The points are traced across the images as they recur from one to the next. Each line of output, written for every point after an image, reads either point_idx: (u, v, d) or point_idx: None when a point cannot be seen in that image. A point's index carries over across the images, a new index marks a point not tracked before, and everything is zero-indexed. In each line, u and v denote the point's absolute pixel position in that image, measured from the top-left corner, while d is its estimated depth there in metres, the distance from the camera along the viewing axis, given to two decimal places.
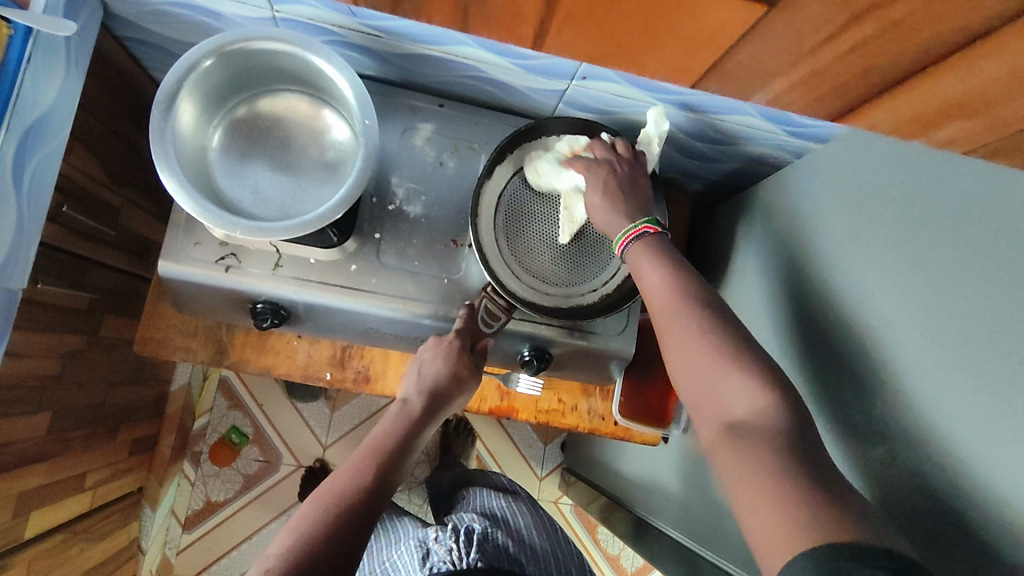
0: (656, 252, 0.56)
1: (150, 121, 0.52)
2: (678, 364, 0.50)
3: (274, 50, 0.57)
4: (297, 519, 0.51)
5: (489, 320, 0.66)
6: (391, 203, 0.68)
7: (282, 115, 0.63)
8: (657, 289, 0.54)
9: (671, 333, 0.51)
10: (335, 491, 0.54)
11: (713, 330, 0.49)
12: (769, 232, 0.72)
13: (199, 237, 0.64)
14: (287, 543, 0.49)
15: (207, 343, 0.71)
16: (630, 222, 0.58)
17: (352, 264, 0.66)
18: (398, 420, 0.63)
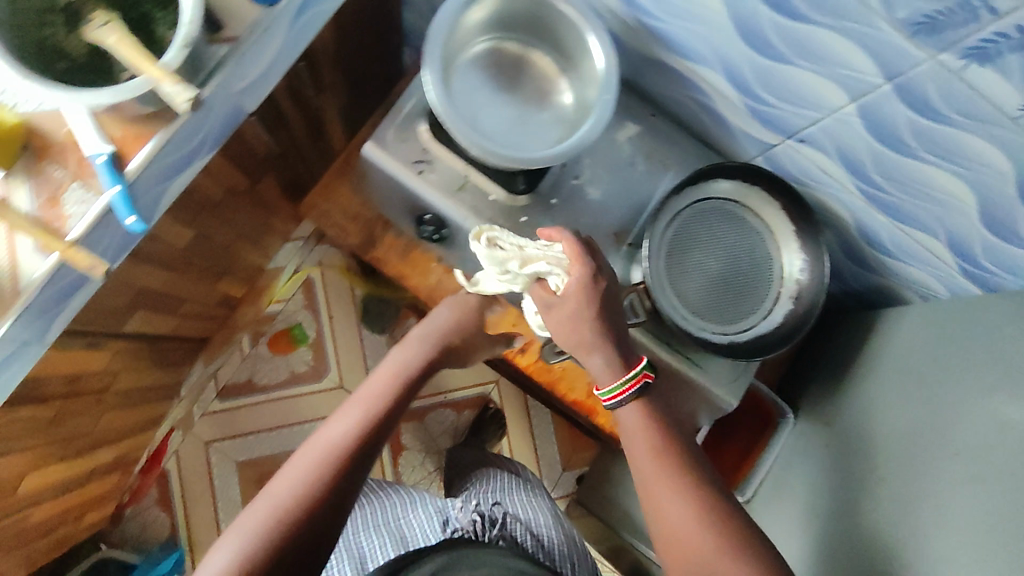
0: (647, 413, 0.57)
1: (430, 24, 0.59)
2: (658, 509, 0.52)
3: (556, 9, 0.62)
4: (297, 464, 0.55)
5: (633, 311, 0.66)
6: (576, 178, 0.71)
7: (525, 68, 0.67)
8: (639, 440, 0.56)
9: (651, 486, 0.53)
10: (334, 439, 0.57)
11: (697, 494, 0.52)
12: (914, 355, 0.71)
13: (408, 136, 0.68)
14: (290, 489, 0.52)
15: (361, 231, 0.76)
16: (621, 379, 0.58)
17: (522, 216, 0.70)
18: (385, 374, 0.67)
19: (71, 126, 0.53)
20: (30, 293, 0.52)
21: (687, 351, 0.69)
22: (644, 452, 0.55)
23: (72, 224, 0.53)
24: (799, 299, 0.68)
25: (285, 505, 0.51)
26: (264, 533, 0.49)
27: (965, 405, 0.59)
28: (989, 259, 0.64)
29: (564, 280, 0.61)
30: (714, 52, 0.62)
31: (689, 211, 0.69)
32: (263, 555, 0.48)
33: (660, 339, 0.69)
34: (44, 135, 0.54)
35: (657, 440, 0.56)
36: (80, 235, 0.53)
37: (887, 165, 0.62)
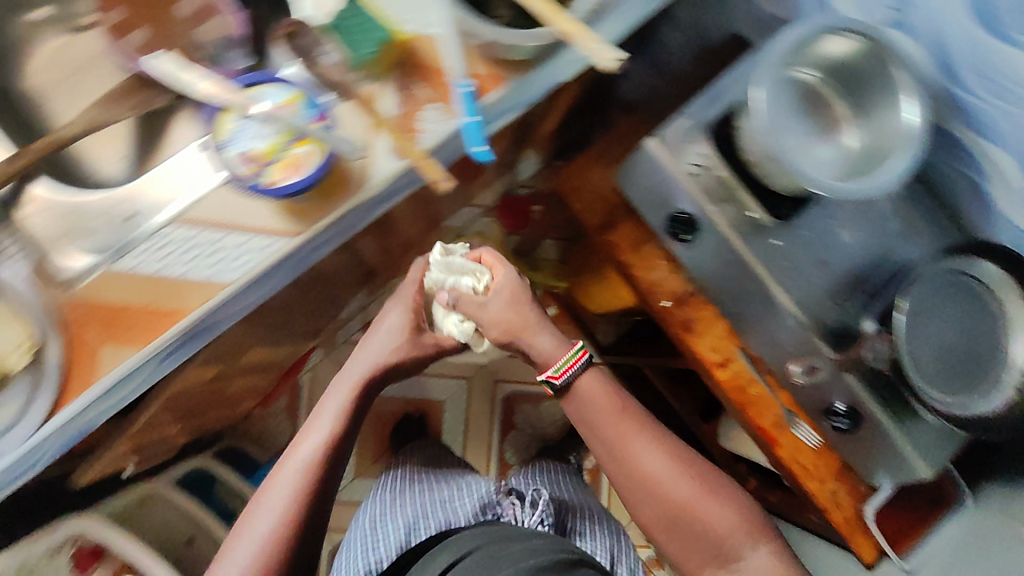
0: (603, 378, 0.77)
1: (774, 40, 0.62)
2: (637, 459, 0.73)
3: (884, 66, 0.64)
4: (275, 494, 0.70)
5: (875, 357, 0.71)
6: (834, 219, 0.72)
7: (823, 114, 0.69)
8: (608, 410, 0.75)
9: (623, 450, 0.73)
10: (303, 461, 0.72)
11: (662, 445, 0.74)
12: None
13: (693, 140, 0.71)
14: (269, 525, 0.68)
15: (603, 214, 0.78)
16: (568, 356, 0.75)
17: (774, 238, 0.71)
18: (343, 392, 0.77)
19: (446, 55, 0.59)
20: (377, 186, 0.58)
21: (900, 410, 0.72)
22: (617, 430, 0.74)
23: (424, 138, 0.59)
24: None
25: (266, 543, 0.67)
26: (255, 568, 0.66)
27: None
28: None
29: (488, 280, 0.80)
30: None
31: (957, 274, 0.68)
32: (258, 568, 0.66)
33: (876, 392, 0.72)
34: (421, 58, 0.60)
35: (628, 411, 0.75)
36: (429, 148, 0.59)
37: None
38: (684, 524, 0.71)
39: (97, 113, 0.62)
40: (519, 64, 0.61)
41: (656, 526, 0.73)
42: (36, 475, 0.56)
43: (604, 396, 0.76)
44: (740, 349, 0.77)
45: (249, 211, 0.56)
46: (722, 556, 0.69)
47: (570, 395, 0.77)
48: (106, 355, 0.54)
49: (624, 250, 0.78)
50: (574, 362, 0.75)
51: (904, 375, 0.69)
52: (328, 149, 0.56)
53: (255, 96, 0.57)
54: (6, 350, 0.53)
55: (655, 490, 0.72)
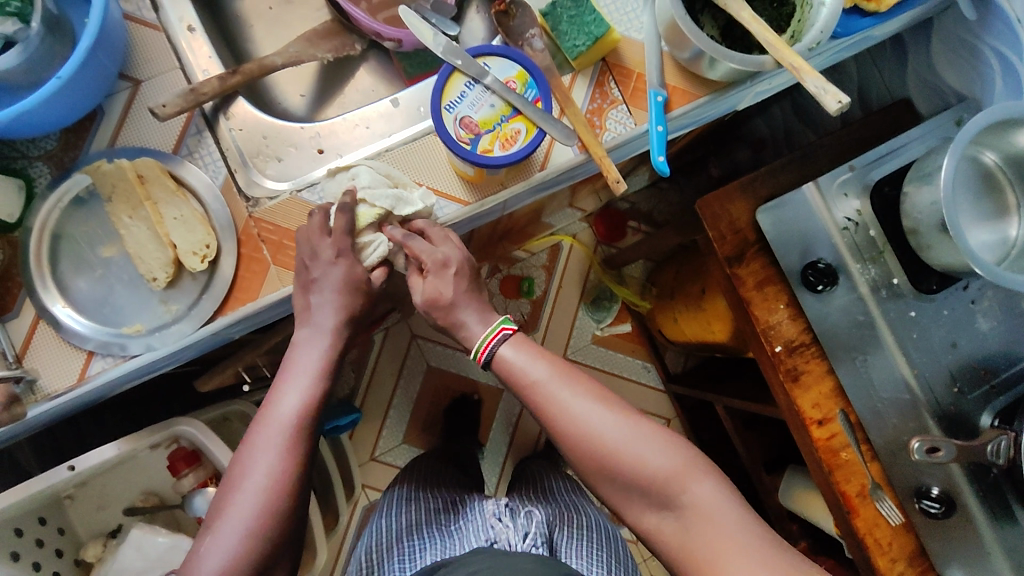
0: (524, 344, 0.58)
1: (977, 116, 0.62)
2: (588, 422, 0.56)
3: None
4: (263, 450, 0.52)
5: (995, 452, 0.67)
6: (973, 301, 0.72)
7: (992, 197, 0.69)
8: (554, 379, 0.57)
9: (580, 420, 0.56)
10: (287, 417, 0.53)
11: (611, 400, 0.57)
12: None
13: (849, 193, 0.73)
14: (265, 481, 0.51)
15: (736, 244, 0.74)
16: (482, 337, 0.57)
17: (911, 310, 0.72)
18: (317, 340, 0.55)
19: (646, 62, 0.62)
20: (555, 170, 0.59)
21: (1000, 510, 0.72)
22: (542, 383, 0.56)
23: (606, 137, 0.61)
24: None
25: (261, 506, 0.51)
26: (249, 540, 0.50)
27: None
28: None
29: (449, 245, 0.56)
30: None
31: None
32: None
33: (977, 486, 0.72)
34: (621, 59, 0.62)
35: (545, 364, 0.57)
36: (610, 147, 0.61)
37: None
38: (620, 475, 0.55)
39: (301, 48, 0.65)
40: (715, 84, 0.62)
41: (594, 481, 0.57)
42: (176, 367, 0.58)
43: (520, 351, 0.57)
44: (842, 411, 0.73)
45: (436, 167, 0.58)
46: (666, 502, 0.55)
47: (500, 374, 0.58)
48: (272, 276, 0.56)
49: (746, 288, 0.73)
50: (493, 340, 0.57)
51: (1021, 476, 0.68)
52: (538, 130, 0.51)
53: (483, 66, 0.52)
54: (182, 251, 0.55)
55: (582, 445, 0.56)
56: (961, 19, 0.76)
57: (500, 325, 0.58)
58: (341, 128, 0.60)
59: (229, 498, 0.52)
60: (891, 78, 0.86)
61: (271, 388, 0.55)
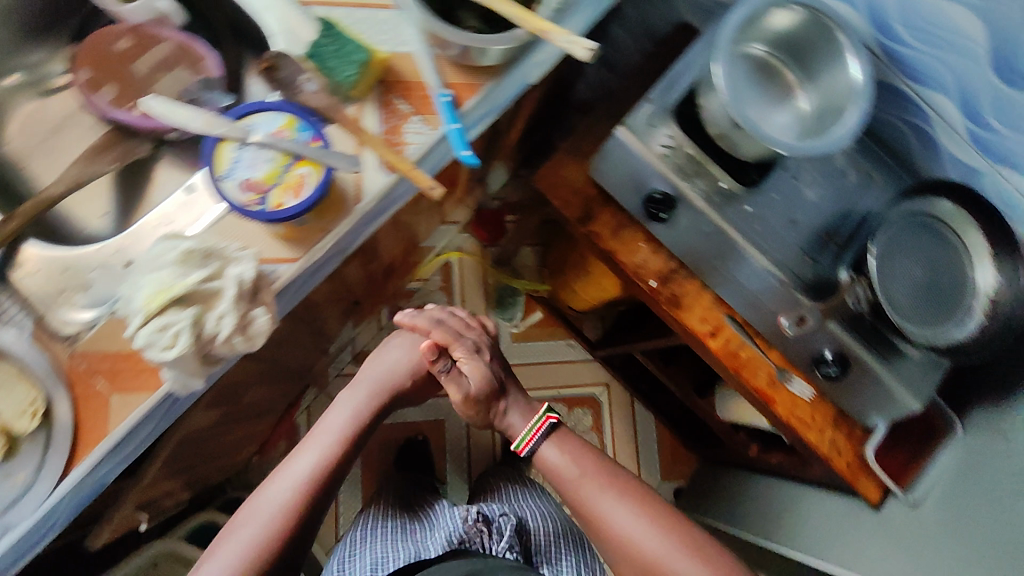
0: (568, 453, 0.78)
1: (727, 17, 0.67)
2: (623, 526, 0.71)
3: (825, 31, 0.70)
4: (276, 492, 0.68)
5: (856, 301, 0.75)
6: (795, 177, 0.78)
7: (776, 83, 0.76)
8: (594, 483, 0.75)
9: (616, 523, 0.72)
10: (295, 483, 0.68)
11: (649, 513, 0.72)
12: None
13: (657, 122, 0.76)
14: (273, 508, 0.66)
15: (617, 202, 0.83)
16: (528, 425, 0.78)
17: (747, 205, 0.77)
18: (353, 402, 0.77)
19: (420, 69, 0.62)
20: (372, 199, 0.59)
21: (884, 349, 0.77)
22: (581, 479, 0.75)
23: (410, 150, 0.61)
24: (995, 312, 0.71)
25: (260, 541, 0.64)
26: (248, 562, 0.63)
27: None
28: None
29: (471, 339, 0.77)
30: (961, 80, 0.70)
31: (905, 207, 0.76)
32: None
33: (855, 334, 0.77)
34: (398, 74, 0.62)
35: (580, 470, 0.76)
36: (417, 160, 0.61)
37: None
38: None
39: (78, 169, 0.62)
40: (494, 69, 0.64)
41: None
42: (54, 537, 0.54)
43: (558, 454, 0.77)
44: (727, 316, 0.82)
45: (250, 234, 0.57)
46: None
47: (550, 472, 0.78)
48: (115, 406, 0.53)
49: (603, 237, 0.83)
50: (536, 432, 0.78)
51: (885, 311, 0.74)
52: (325, 167, 0.50)
53: (248, 127, 0.52)
54: (9, 417, 0.53)
55: (619, 543, 0.71)
56: None
57: (547, 415, 0.80)
58: (143, 232, 0.57)
59: (235, 530, 0.66)
60: None
61: (295, 452, 0.72)
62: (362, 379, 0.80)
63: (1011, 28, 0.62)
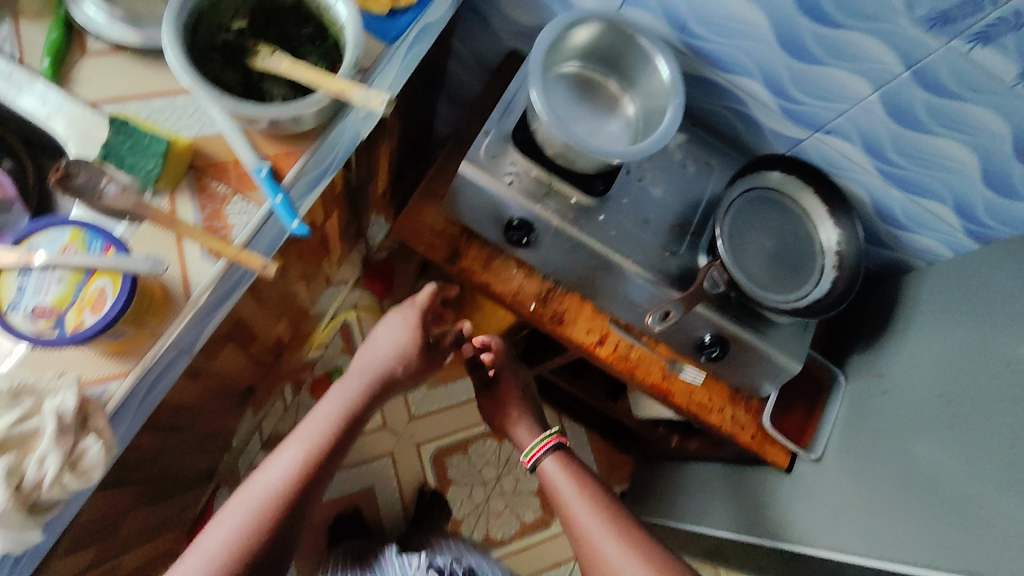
0: (568, 474, 0.76)
1: (533, 44, 0.69)
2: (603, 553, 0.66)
3: (631, 40, 0.73)
4: (265, 479, 0.63)
5: (715, 284, 0.74)
6: (638, 179, 0.81)
7: (601, 95, 0.79)
8: (584, 505, 0.71)
9: (598, 548, 0.67)
10: (284, 474, 0.63)
11: (633, 537, 0.67)
12: (946, 333, 0.76)
13: (497, 153, 0.77)
14: (260, 496, 0.61)
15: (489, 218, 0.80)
16: (538, 439, 0.80)
17: (601, 214, 0.79)
18: (347, 391, 0.73)
19: (233, 146, 0.60)
20: (203, 291, 0.55)
21: (755, 322, 0.78)
22: (574, 494, 0.73)
23: (237, 233, 0.58)
24: (841, 267, 0.79)
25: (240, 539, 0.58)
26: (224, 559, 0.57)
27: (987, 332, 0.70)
28: (991, 215, 0.76)
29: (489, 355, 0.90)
30: (760, 65, 0.74)
31: (739, 187, 0.80)
32: None
33: (729, 316, 0.77)
34: (210, 157, 0.60)
35: (576, 484, 0.74)
36: (244, 242, 0.58)
37: (907, 144, 0.74)
38: None
39: None
40: (313, 132, 0.62)
41: None
42: None
43: (559, 466, 0.78)
44: (610, 322, 0.85)
45: (63, 360, 0.52)
46: None
47: (552, 494, 0.76)
48: None
49: (474, 272, 0.84)
50: (541, 447, 0.80)
51: (743, 289, 0.74)
52: (123, 275, 0.49)
53: (29, 249, 0.51)
54: None
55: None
56: None
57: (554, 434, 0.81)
58: None
59: (211, 523, 0.60)
60: (489, 40, 0.93)
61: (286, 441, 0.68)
62: (363, 365, 0.76)
63: (786, 15, 0.67)
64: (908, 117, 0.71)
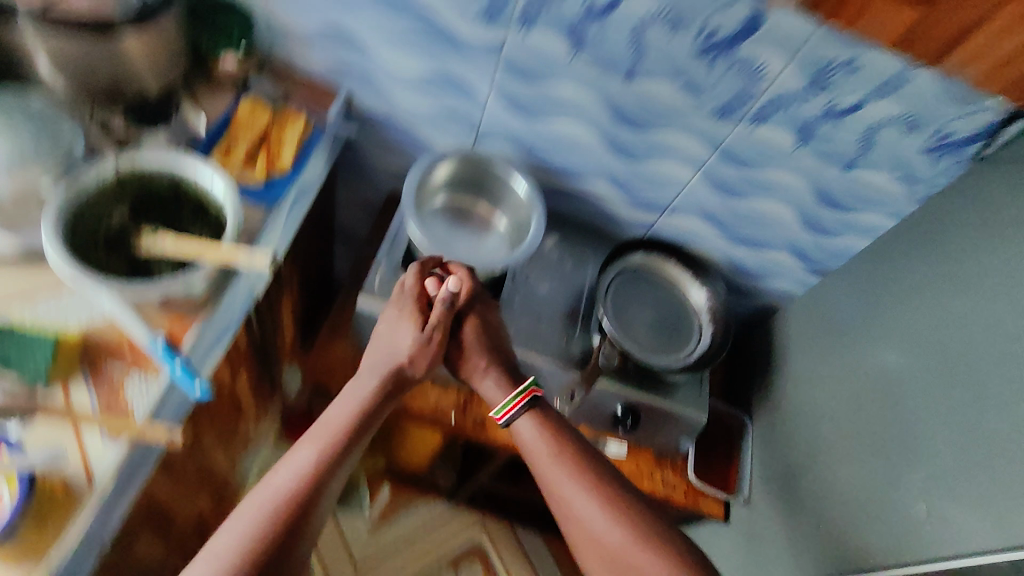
0: (544, 428, 0.68)
1: (402, 186, 0.78)
2: (586, 524, 0.62)
3: (487, 167, 0.84)
4: (266, 498, 0.58)
5: (609, 359, 0.81)
6: (524, 280, 0.89)
7: (473, 216, 0.88)
8: (568, 474, 0.64)
9: (580, 518, 0.62)
10: (297, 475, 0.60)
11: (615, 503, 0.62)
12: (813, 358, 0.85)
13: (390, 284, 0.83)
14: (261, 511, 0.57)
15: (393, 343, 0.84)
16: (510, 395, 0.70)
17: (497, 318, 0.85)
18: (361, 387, 0.69)
19: (126, 328, 0.62)
20: (108, 477, 0.54)
21: (658, 383, 0.84)
22: (557, 455, 0.66)
23: (138, 411, 0.58)
24: (715, 321, 0.89)
25: (238, 551, 0.53)
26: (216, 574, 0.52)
27: (841, 349, 0.79)
28: (818, 251, 0.90)
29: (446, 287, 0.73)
30: (600, 169, 0.87)
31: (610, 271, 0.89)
32: None
33: (633, 383, 0.82)
34: (102, 343, 0.61)
35: (549, 447, 0.67)
36: (147, 417, 0.58)
37: (735, 210, 0.88)
38: None
39: None
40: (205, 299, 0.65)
41: None
42: None
43: (534, 426, 0.69)
44: None
45: None
46: None
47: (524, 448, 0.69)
48: None
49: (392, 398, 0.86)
50: (513, 406, 0.70)
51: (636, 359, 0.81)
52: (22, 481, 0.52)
53: None
54: None
55: (590, 546, 0.62)
56: (358, 136, 0.92)
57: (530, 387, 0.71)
58: None
59: (211, 543, 0.55)
60: (367, 188, 1.02)
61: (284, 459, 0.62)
62: (368, 351, 0.72)
63: (606, 128, 0.80)
64: (727, 188, 0.85)
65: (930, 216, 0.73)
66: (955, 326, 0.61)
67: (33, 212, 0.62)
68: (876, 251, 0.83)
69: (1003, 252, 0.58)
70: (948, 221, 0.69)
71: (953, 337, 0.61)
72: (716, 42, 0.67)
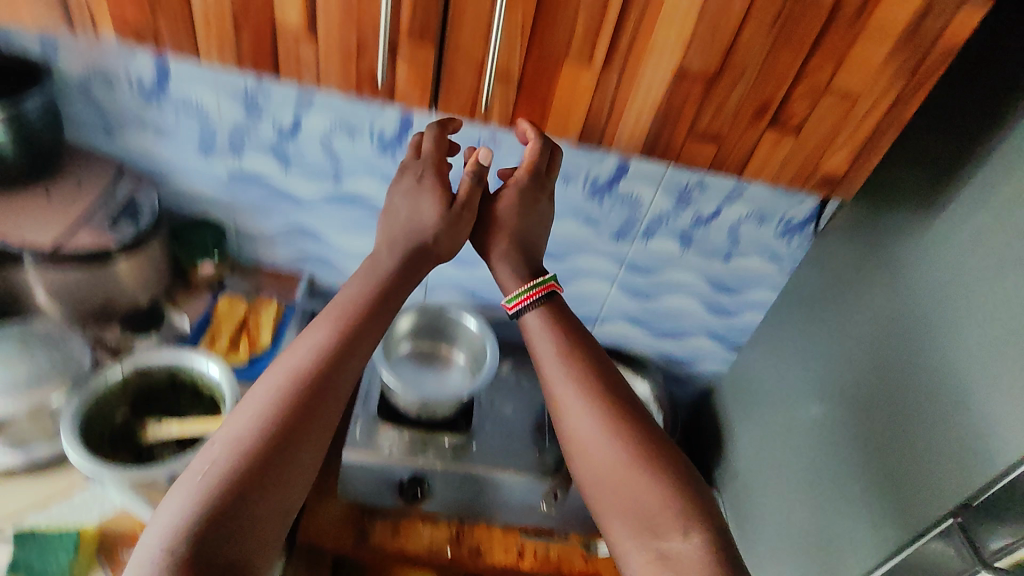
0: (554, 331, 0.64)
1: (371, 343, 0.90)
2: (586, 440, 0.58)
3: (439, 314, 0.98)
4: (305, 340, 0.58)
5: None
6: (489, 406, 0.99)
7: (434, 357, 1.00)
8: (579, 381, 0.61)
9: (581, 427, 0.59)
10: (310, 360, 0.57)
11: (616, 416, 0.59)
12: (750, 420, 0.97)
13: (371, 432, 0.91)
14: (282, 380, 0.55)
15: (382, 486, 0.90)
16: (526, 284, 0.66)
17: (474, 444, 0.93)
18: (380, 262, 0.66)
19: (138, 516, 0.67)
20: None
21: None
22: (571, 356, 0.63)
23: None
24: (662, 407, 1.01)
25: (244, 453, 0.50)
26: (217, 481, 0.48)
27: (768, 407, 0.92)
28: (729, 330, 1.06)
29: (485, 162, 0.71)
30: None
31: None
32: (207, 484, 0.48)
33: None
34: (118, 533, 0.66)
35: (558, 344, 0.63)
36: None
37: (653, 309, 1.04)
38: (614, 500, 0.55)
39: None
40: None
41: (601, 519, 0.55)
42: None
43: (543, 322, 0.65)
44: (523, 535, 0.93)
45: None
46: (648, 524, 0.53)
47: (529, 345, 0.66)
48: None
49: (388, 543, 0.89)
50: (535, 293, 0.66)
51: None
52: None
53: None
54: None
55: (588, 464, 0.57)
56: None
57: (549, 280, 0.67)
58: None
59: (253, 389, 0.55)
60: None
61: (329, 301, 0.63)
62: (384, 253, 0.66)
63: None
64: (641, 292, 1.02)
65: (799, 283, 0.92)
66: (842, 358, 0.76)
67: (45, 427, 0.69)
68: (771, 317, 1.00)
69: (848, 296, 0.76)
70: (811, 286, 0.87)
71: (845, 369, 0.75)
72: (600, 185, 0.88)
